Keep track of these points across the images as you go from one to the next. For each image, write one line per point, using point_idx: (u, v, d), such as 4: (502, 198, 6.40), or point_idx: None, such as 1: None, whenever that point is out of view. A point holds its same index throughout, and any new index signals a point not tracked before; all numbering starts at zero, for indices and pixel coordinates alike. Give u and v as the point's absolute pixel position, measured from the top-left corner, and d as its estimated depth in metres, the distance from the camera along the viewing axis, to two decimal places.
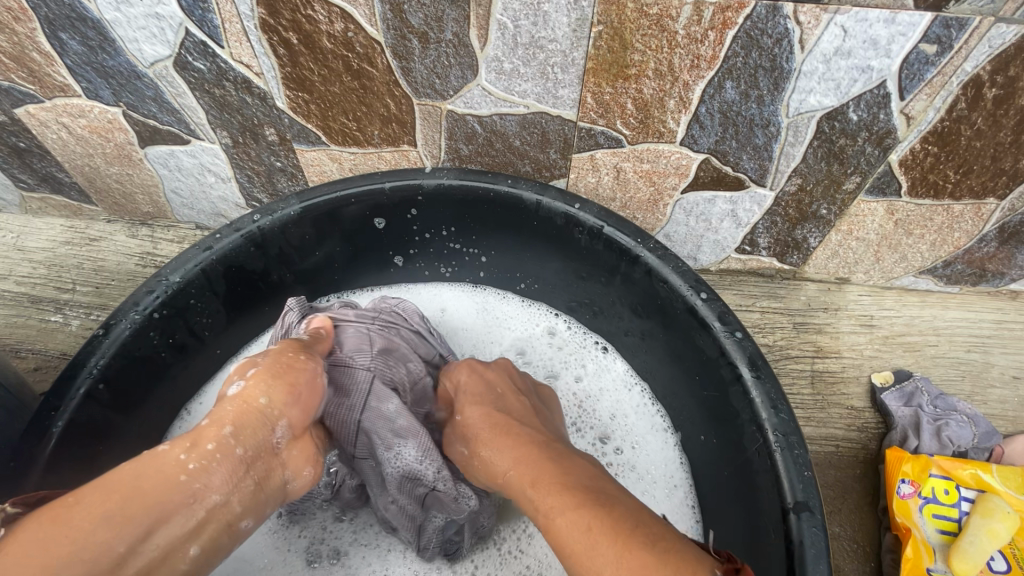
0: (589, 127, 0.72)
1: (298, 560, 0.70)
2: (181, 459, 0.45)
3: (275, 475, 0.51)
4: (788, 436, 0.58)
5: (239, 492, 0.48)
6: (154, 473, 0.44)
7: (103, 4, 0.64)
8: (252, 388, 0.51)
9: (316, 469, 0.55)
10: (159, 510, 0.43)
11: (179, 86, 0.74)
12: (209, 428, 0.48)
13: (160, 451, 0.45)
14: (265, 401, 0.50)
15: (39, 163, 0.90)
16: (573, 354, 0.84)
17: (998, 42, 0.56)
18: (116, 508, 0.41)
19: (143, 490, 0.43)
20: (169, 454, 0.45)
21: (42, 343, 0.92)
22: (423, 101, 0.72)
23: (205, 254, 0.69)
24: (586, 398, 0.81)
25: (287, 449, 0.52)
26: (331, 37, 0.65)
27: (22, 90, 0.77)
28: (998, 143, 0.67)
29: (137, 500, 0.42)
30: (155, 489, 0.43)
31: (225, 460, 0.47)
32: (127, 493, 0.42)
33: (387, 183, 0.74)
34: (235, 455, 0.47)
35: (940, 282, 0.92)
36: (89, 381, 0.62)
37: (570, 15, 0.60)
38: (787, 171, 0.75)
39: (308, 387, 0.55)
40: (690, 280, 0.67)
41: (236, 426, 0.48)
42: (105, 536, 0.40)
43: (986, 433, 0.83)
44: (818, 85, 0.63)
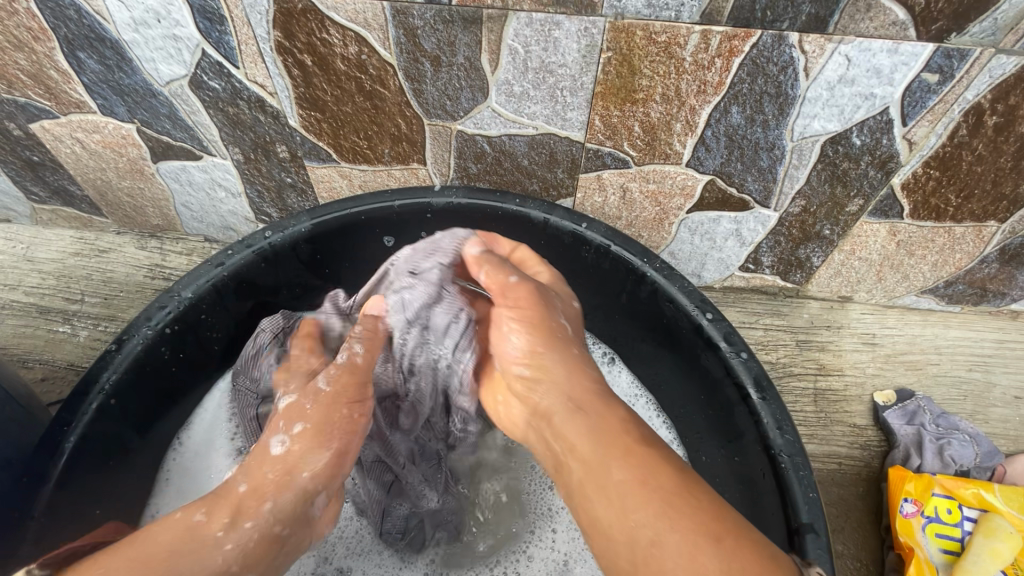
0: (596, 148, 0.74)
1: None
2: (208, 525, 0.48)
3: (302, 543, 0.54)
4: (794, 456, 0.59)
5: (268, 568, 0.50)
6: (181, 537, 0.48)
7: (121, 25, 0.66)
8: (297, 453, 0.54)
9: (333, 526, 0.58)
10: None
11: (194, 105, 0.75)
12: (250, 498, 0.51)
13: (198, 524, 0.48)
14: (307, 476, 0.53)
15: (51, 176, 0.91)
16: None
17: (999, 72, 0.58)
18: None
19: (178, 564, 0.46)
20: (207, 528, 0.48)
21: (49, 354, 0.92)
22: (433, 122, 0.73)
23: (216, 270, 0.70)
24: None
25: (318, 518, 0.55)
26: (345, 60, 0.67)
27: (38, 106, 0.78)
28: (999, 168, 0.68)
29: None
30: (182, 557, 0.46)
31: (258, 539, 0.49)
32: (165, 567, 0.45)
33: (397, 201, 0.75)
34: (263, 518, 0.50)
35: (941, 301, 0.93)
36: (101, 398, 0.62)
37: (580, 42, 0.61)
38: (790, 193, 0.76)
39: (350, 446, 0.57)
40: (696, 300, 0.68)
41: (274, 501, 0.51)
42: None
43: (987, 452, 0.84)
44: (822, 111, 0.65)
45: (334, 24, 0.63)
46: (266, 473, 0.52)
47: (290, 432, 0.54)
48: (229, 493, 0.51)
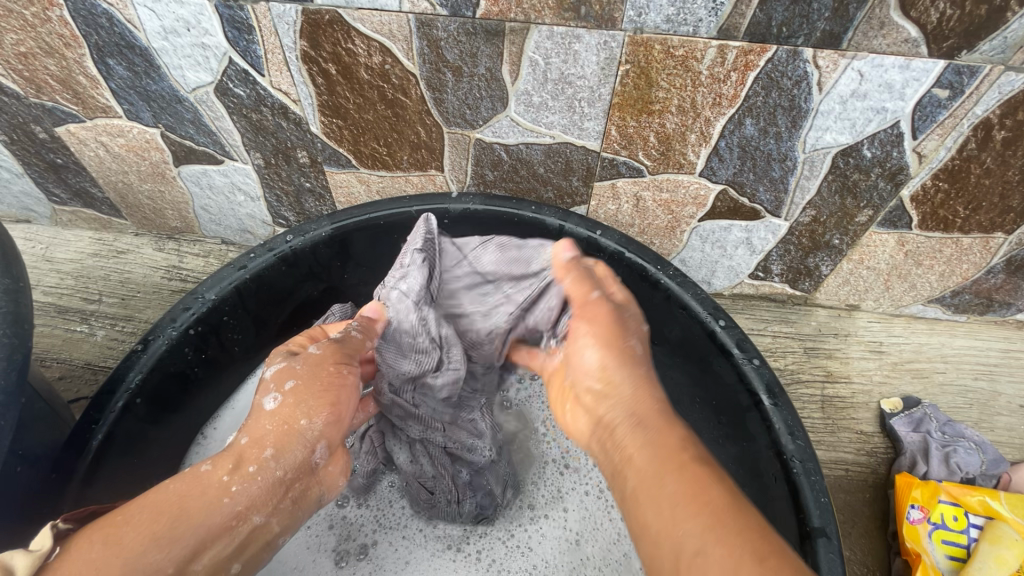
0: (612, 158, 0.75)
1: (327, 560, 0.72)
2: (223, 482, 0.48)
3: (313, 492, 0.54)
4: (806, 461, 0.60)
5: (277, 514, 0.50)
6: (199, 491, 0.47)
7: (151, 33, 0.67)
8: (290, 406, 0.52)
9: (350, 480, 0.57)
10: (202, 533, 0.45)
11: (218, 111, 0.77)
12: (250, 448, 0.50)
13: (202, 472, 0.49)
14: (306, 422, 0.52)
15: (74, 178, 0.93)
16: None
17: (1008, 89, 0.59)
18: (163, 529, 0.44)
19: (188, 512, 0.45)
20: (212, 475, 0.48)
21: (67, 353, 0.94)
22: (452, 130, 0.75)
23: (239, 273, 0.71)
24: None
25: (325, 467, 0.54)
26: (369, 69, 0.68)
27: (65, 110, 0.80)
28: (1006, 181, 0.70)
29: (183, 523, 0.45)
30: (199, 511, 0.46)
31: (263, 482, 0.49)
32: (173, 515, 0.45)
33: (415, 207, 0.76)
34: (274, 477, 0.50)
35: (948, 311, 0.95)
36: (127, 396, 0.64)
37: (599, 55, 0.63)
38: (801, 203, 0.78)
39: (348, 399, 0.56)
40: (709, 307, 0.69)
41: (275, 448, 0.51)
42: (154, 557, 0.42)
43: (993, 460, 0.85)
44: (834, 124, 0.66)
45: (359, 35, 0.64)
46: (266, 426, 0.52)
47: (283, 389, 0.53)
48: (233, 445, 0.51)
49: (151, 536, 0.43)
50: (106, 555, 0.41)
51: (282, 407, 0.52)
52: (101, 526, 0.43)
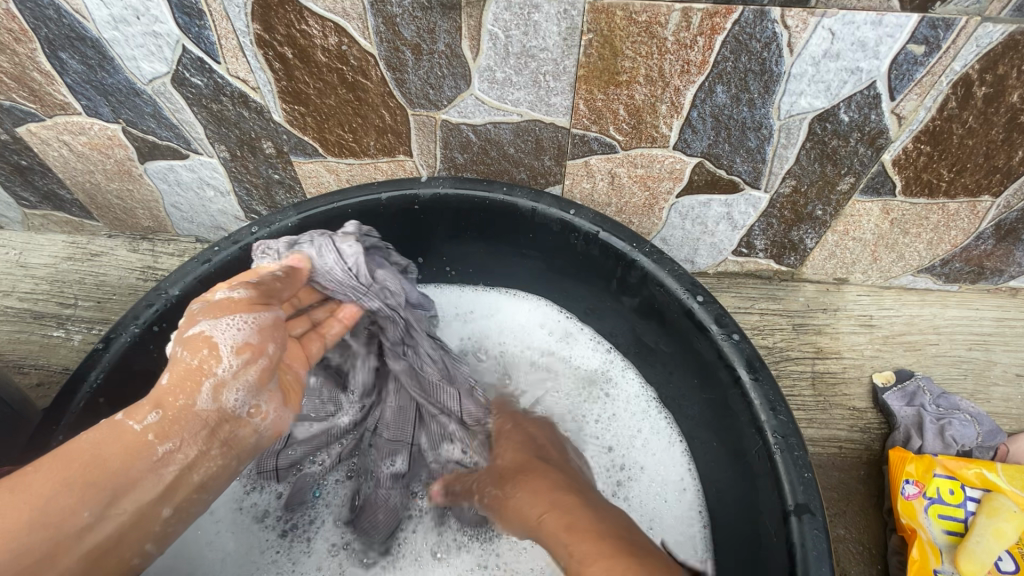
0: (582, 134, 0.73)
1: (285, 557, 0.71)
2: (135, 425, 0.48)
3: (241, 436, 0.53)
4: (788, 437, 0.58)
5: (207, 457, 0.51)
6: (114, 439, 0.47)
7: (101, 23, 0.66)
8: (181, 358, 0.51)
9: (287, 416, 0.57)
10: (122, 480, 0.46)
11: (178, 102, 0.75)
12: (167, 391, 0.50)
13: (120, 421, 0.48)
14: (206, 355, 0.51)
15: (41, 180, 0.92)
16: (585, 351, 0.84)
17: (986, 41, 0.57)
18: (74, 476, 0.44)
19: (105, 460, 0.46)
20: (127, 424, 0.48)
21: (44, 359, 0.92)
22: (417, 112, 0.73)
23: (204, 267, 0.70)
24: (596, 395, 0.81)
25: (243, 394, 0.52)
26: (326, 51, 0.66)
27: (24, 109, 0.79)
28: (990, 141, 0.67)
29: (97, 471, 0.45)
30: (115, 460, 0.46)
31: (189, 422, 0.50)
32: (85, 463, 0.45)
33: (384, 193, 0.74)
34: (189, 434, 0.50)
35: (939, 280, 0.92)
36: (89, 395, 0.62)
37: (560, 25, 0.61)
38: (780, 173, 0.75)
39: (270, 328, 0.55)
40: (686, 283, 0.67)
41: (183, 393, 0.50)
42: (65, 505, 0.43)
43: (989, 431, 0.83)
44: (808, 87, 0.64)
45: (313, 15, 0.62)
46: (170, 394, 0.50)
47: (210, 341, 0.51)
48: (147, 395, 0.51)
49: (57, 484, 0.43)
50: (7, 503, 0.41)
51: (185, 360, 0.51)
52: (4, 480, 0.42)
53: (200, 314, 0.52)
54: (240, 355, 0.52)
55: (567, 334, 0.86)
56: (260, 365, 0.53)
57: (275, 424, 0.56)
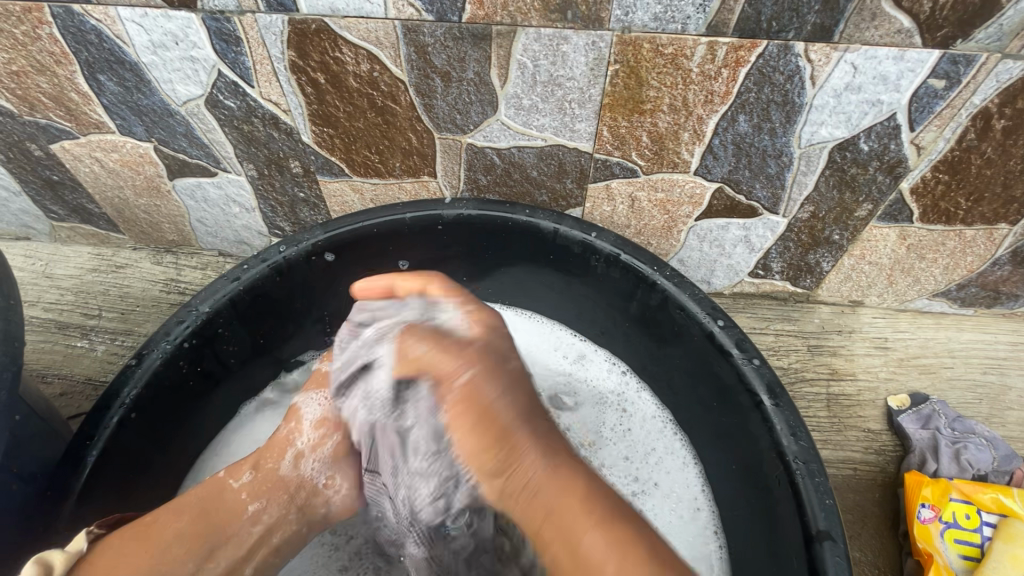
0: (605, 159, 0.74)
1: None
2: (242, 497, 0.62)
3: (316, 505, 0.66)
4: (809, 463, 0.59)
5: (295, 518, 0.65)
6: (224, 500, 0.61)
7: (140, 48, 0.68)
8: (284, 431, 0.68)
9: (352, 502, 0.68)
10: (217, 537, 0.59)
11: (210, 123, 0.77)
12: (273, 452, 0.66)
13: (228, 482, 0.63)
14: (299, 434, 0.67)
15: (71, 195, 0.94)
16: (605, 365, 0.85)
17: (1005, 77, 0.58)
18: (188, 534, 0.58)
19: (212, 514, 0.60)
20: (234, 488, 0.63)
21: (68, 368, 0.94)
22: (443, 136, 0.75)
23: (233, 284, 0.71)
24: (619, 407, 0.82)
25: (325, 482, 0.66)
26: (357, 77, 0.68)
27: (59, 127, 0.81)
28: (1008, 171, 0.68)
29: (205, 530, 0.59)
30: (216, 518, 0.60)
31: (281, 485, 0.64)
32: (202, 509, 0.60)
33: (409, 214, 0.76)
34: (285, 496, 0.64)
35: (953, 304, 0.93)
36: (122, 411, 0.64)
37: (588, 56, 0.62)
38: (799, 199, 0.76)
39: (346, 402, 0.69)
40: (707, 307, 0.68)
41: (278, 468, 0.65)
42: (176, 556, 0.56)
43: (1005, 456, 0.83)
44: (829, 118, 0.65)
45: (346, 43, 0.64)
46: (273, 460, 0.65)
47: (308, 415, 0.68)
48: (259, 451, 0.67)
49: (175, 537, 0.57)
50: (135, 554, 0.55)
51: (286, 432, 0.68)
52: (135, 530, 0.57)
53: (310, 386, 0.71)
54: (315, 428, 0.67)
55: (582, 356, 0.86)
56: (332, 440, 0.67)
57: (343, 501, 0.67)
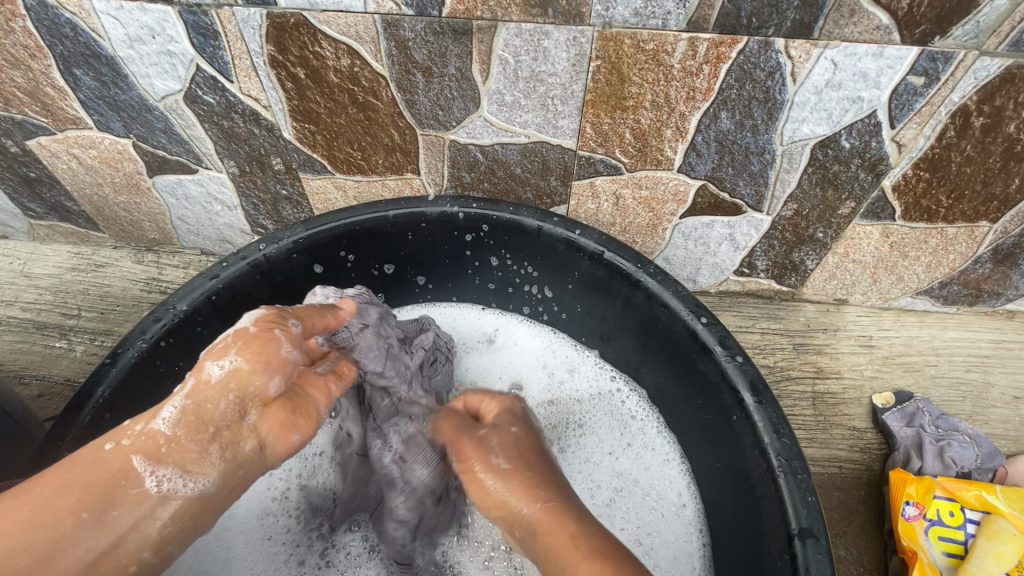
0: (588, 156, 0.74)
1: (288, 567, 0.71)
2: (121, 451, 0.49)
3: (249, 446, 0.53)
4: (791, 460, 0.58)
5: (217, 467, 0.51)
6: (94, 465, 0.48)
7: (117, 41, 0.67)
8: (220, 351, 0.53)
9: (298, 433, 0.56)
10: (111, 489, 0.47)
11: (189, 119, 0.76)
12: (199, 403, 0.51)
13: (119, 430, 0.50)
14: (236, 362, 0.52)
15: (49, 192, 0.92)
16: (601, 367, 0.85)
17: (983, 74, 0.58)
18: (72, 482, 0.47)
19: (87, 476, 0.47)
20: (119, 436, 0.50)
21: (45, 369, 0.92)
22: (426, 132, 0.74)
23: (211, 282, 0.70)
24: (604, 406, 0.82)
25: (259, 423, 0.53)
26: (338, 72, 0.67)
27: (35, 123, 0.79)
28: (988, 168, 0.69)
29: (84, 482, 0.47)
30: (93, 475, 0.47)
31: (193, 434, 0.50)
32: (76, 473, 0.47)
33: (391, 211, 0.75)
34: (212, 453, 0.51)
35: (937, 302, 0.94)
36: (95, 411, 0.62)
37: (569, 51, 0.62)
38: (782, 197, 0.77)
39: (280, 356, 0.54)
40: (690, 305, 0.68)
41: (197, 404, 0.51)
42: (58, 505, 0.45)
43: (988, 453, 0.83)
44: (810, 115, 0.65)
45: (326, 38, 0.64)
46: (210, 392, 0.51)
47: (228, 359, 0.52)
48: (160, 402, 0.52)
49: (58, 487, 0.46)
50: (17, 504, 0.45)
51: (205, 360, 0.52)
52: (23, 483, 0.47)
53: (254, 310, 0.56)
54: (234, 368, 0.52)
55: (576, 361, 0.86)
56: (252, 380, 0.52)
57: (280, 440, 0.55)
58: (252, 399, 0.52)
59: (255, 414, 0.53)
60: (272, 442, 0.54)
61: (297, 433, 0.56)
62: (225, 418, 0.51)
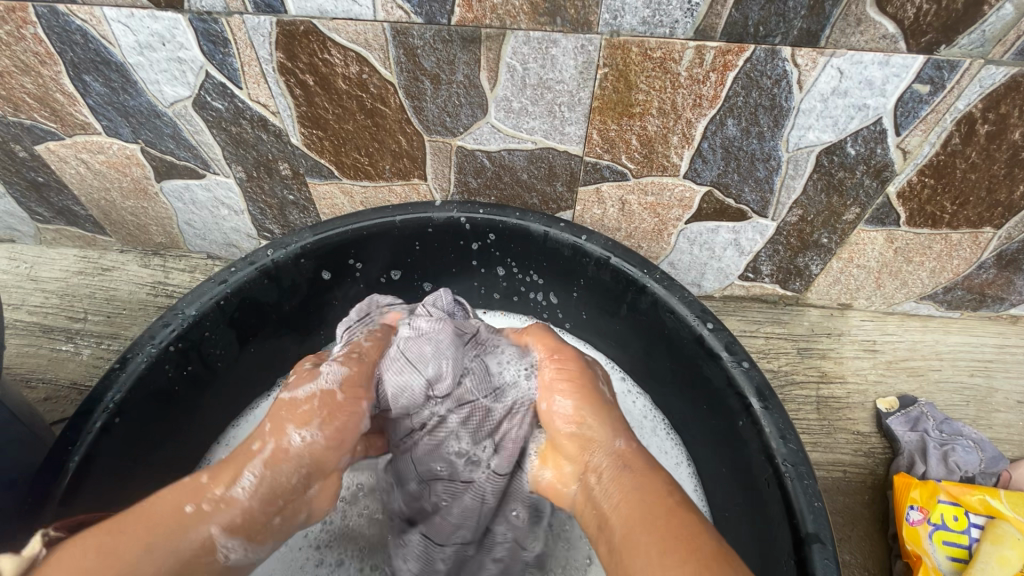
0: (595, 162, 0.75)
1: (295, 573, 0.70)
2: (203, 513, 0.49)
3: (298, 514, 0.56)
4: (798, 465, 0.59)
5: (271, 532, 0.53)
6: (174, 523, 0.48)
7: (127, 48, 0.67)
8: (304, 417, 0.55)
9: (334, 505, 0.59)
10: (193, 551, 0.48)
11: (197, 125, 0.76)
12: (280, 472, 0.53)
13: (201, 486, 0.51)
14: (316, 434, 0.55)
15: (56, 197, 0.93)
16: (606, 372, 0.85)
17: (989, 82, 0.59)
18: (156, 541, 0.46)
19: (168, 536, 0.47)
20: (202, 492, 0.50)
21: (52, 373, 0.92)
22: (433, 138, 0.74)
23: (220, 287, 0.70)
24: None
25: (316, 493, 0.56)
26: (346, 79, 0.68)
27: (44, 128, 0.80)
28: (993, 175, 0.69)
29: (166, 543, 0.47)
30: (173, 536, 0.47)
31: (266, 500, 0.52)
32: (158, 531, 0.47)
33: (398, 216, 0.75)
34: (272, 520, 0.53)
35: (940, 307, 0.94)
36: (106, 415, 0.62)
37: (577, 59, 0.62)
38: (787, 203, 0.77)
39: (353, 427, 0.58)
40: (696, 310, 0.68)
41: (275, 468, 0.53)
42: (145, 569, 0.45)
43: (992, 458, 0.83)
44: (816, 122, 0.66)
45: (335, 45, 0.64)
46: (288, 461, 0.54)
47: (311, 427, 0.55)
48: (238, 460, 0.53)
49: (145, 546, 0.46)
50: (103, 561, 0.44)
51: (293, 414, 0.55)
52: (103, 533, 0.46)
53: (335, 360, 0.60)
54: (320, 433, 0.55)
55: None
56: (327, 443, 0.55)
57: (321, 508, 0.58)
58: (322, 466, 0.56)
59: (316, 486, 0.56)
60: (316, 512, 0.58)
61: (335, 504, 0.59)
62: (295, 485, 0.54)
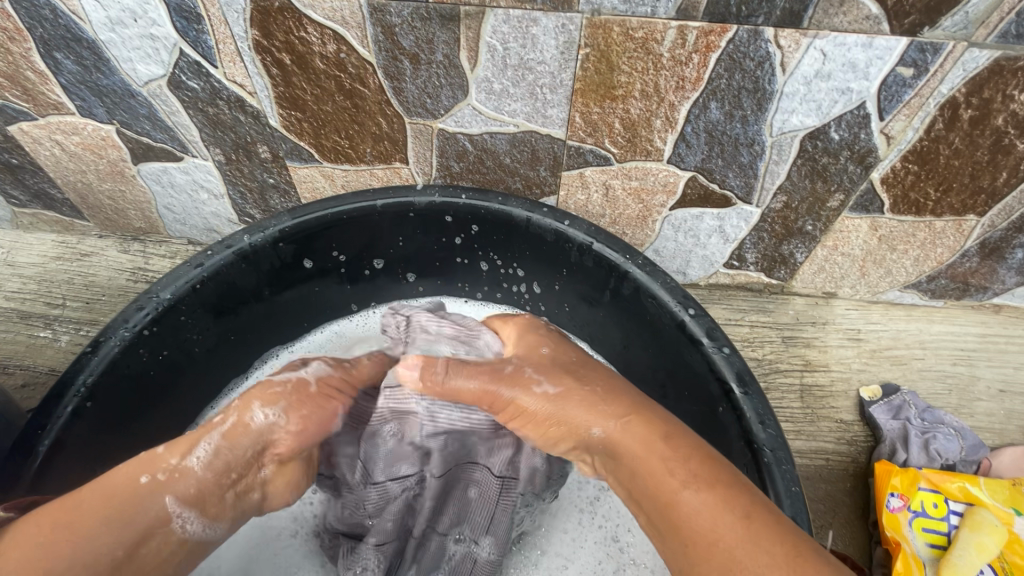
0: (578, 146, 0.74)
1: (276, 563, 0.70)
2: (157, 486, 0.52)
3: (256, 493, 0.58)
4: (777, 451, 0.58)
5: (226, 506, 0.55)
6: (130, 496, 0.51)
7: (97, 25, 0.65)
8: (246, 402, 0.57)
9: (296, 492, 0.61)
10: (148, 523, 0.51)
11: (173, 105, 0.75)
12: (229, 450, 0.55)
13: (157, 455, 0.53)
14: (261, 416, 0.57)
15: (32, 179, 0.91)
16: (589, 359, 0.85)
17: (972, 66, 0.58)
18: (112, 513, 0.49)
19: (122, 508, 0.50)
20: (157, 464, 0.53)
21: (30, 359, 0.91)
22: (414, 120, 0.73)
23: (196, 271, 0.69)
24: None
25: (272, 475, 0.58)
26: (324, 58, 0.66)
27: (16, 108, 0.78)
28: (976, 161, 0.69)
29: (121, 514, 0.50)
30: (128, 510, 0.50)
31: (218, 474, 0.54)
32: (114, 503, 0.50)
33: (379, 200, 0.74)
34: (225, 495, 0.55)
35: (924, 296, 0.94)
36: (77, 401, 0.61)
37: (558, 38, 0.61)
38: (772, 189, 0.76)
39: (319, 419, 0.60)
40: (678, 295, 0.68)
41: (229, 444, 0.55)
42: (103, 541, 0.48)
43: (973, 446, 0.84)
44: (800, 106, 0.65)
45: (312, 22, 0.63)
46: (244, 440, 0.55)
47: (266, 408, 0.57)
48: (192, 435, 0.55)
49: (102, 518, 0.49)
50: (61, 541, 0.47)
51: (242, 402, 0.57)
52: (62, 505, 0.49)
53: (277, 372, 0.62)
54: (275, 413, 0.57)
55: None
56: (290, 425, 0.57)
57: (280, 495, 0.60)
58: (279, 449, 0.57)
59: (270, 469, 0.58)
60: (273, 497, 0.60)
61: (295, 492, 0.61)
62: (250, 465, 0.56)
